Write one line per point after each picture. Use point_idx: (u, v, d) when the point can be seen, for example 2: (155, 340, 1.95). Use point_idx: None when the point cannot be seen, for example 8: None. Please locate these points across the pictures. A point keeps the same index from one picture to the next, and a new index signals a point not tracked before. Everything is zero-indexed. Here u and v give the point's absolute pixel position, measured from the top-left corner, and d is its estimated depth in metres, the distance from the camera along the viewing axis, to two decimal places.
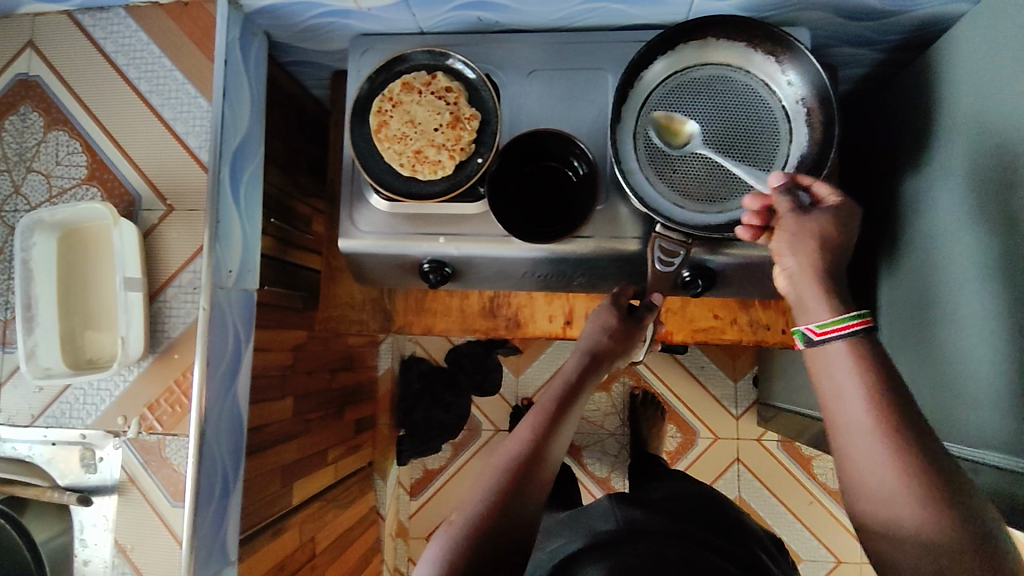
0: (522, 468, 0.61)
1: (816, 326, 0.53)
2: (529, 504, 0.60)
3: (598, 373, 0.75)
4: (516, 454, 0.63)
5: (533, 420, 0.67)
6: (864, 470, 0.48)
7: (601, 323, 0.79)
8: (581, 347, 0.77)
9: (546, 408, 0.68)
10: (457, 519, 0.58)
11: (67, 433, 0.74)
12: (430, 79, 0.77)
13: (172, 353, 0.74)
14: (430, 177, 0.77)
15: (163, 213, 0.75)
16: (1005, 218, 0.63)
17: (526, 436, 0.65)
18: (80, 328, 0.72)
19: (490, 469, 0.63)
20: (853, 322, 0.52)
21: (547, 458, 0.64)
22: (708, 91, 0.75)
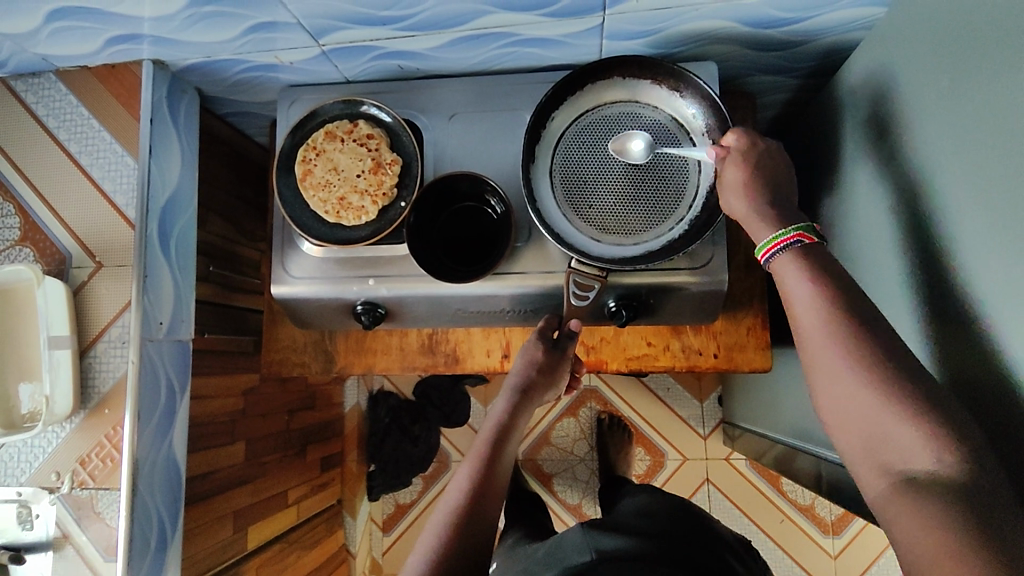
0: (458, 523, 0.65)
1: (759, 250, 0.59)
2: (472, 556, 0.63)
3: (529, 410, 0.76)
4: (455, 507, 0.66)
5: (470, 469, 0.70)
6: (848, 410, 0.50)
7: (528, 356, 0.77)
8: (508, 385, 0.77)
9: (483, 455, 0.71)
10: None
11: (3, 491, 0.75)
12: (351, 127, 0.80)
13: (102, 408, 0.74)
14: (355, 223, 0.79)
15: (92, 269, 0.77)
16: (918, 239, 0.64)
17: (465, 488, 0.68)
18: (12, 387, 0.73)
19: (434, 525, 0.66)
20: (786, 237, 0.58)
21: (482, 508, 0.67)
22: (618, 128, 0.78)
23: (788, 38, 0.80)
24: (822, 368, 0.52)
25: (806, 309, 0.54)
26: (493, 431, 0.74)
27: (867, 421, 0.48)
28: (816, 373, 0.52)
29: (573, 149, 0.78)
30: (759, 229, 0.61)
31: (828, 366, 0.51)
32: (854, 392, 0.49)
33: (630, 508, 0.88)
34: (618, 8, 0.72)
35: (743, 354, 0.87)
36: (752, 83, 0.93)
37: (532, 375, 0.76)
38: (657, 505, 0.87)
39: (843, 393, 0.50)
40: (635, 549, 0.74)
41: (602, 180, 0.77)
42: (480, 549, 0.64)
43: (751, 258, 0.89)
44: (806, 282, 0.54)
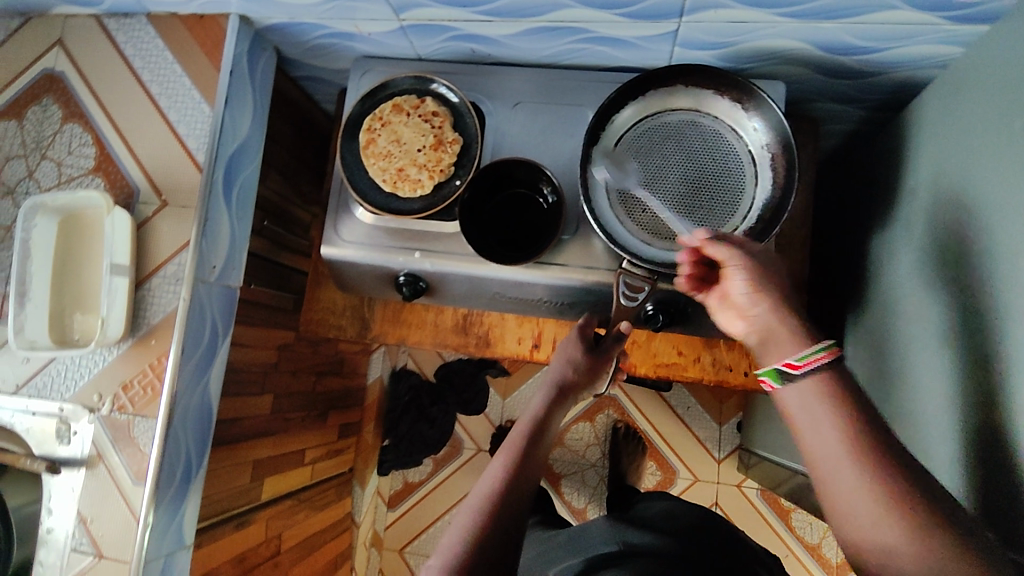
0: (490, 511, 0.66)
1: (796, 359, 0.57)
2: (503, 544, 0.64)
3: (564, 405, 0.78)
4: (489, 495, 0.67)
5: (505, 457, 0.72)
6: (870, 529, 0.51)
7: (567, 355, 0.81)
8: (548, 380, 0.80)
9: (518, 446, 0.73)
10: (436, 561, 0.64)
11: (47, 404, 0.79)
12: (418, 103, 0.82)
13: (149, 338, 0.77)
14: (409, 195, 0.81)
15: (157, 206, 0.81)
16: (982, 279, 0.63)
17: (500, 474, 0.70)
18: (70, 307, 0.77)
19: (467, 508, 0.68)
20: (822, 354, 0.56)
21: (516, 493, 0.68)
22: (678, 135, 0.78)
23: (862, 67, 0.80)
24: (844, 496, 0.53)
25: (832, 443, 0.54)
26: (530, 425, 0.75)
27: (871, 542, 0.51)
28: (831, 494, 0.54)
29: (630, 152, 0.78)
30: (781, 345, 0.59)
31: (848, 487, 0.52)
32: (875, 522, 0.51)
33: (656, 512, 0.89)
34: (695, 16, 0.73)
35: None
36: (816, 108, 0.93)
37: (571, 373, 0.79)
38: (677, 513, 0.87)
39: (862, 512, 0.52)
40: (660, 546, 0.75)
41: (657, 185, 0.77)
42: (511, 538, 0.65)
43: (795, 282, 0.88)
44: (833, 418, 0.54)
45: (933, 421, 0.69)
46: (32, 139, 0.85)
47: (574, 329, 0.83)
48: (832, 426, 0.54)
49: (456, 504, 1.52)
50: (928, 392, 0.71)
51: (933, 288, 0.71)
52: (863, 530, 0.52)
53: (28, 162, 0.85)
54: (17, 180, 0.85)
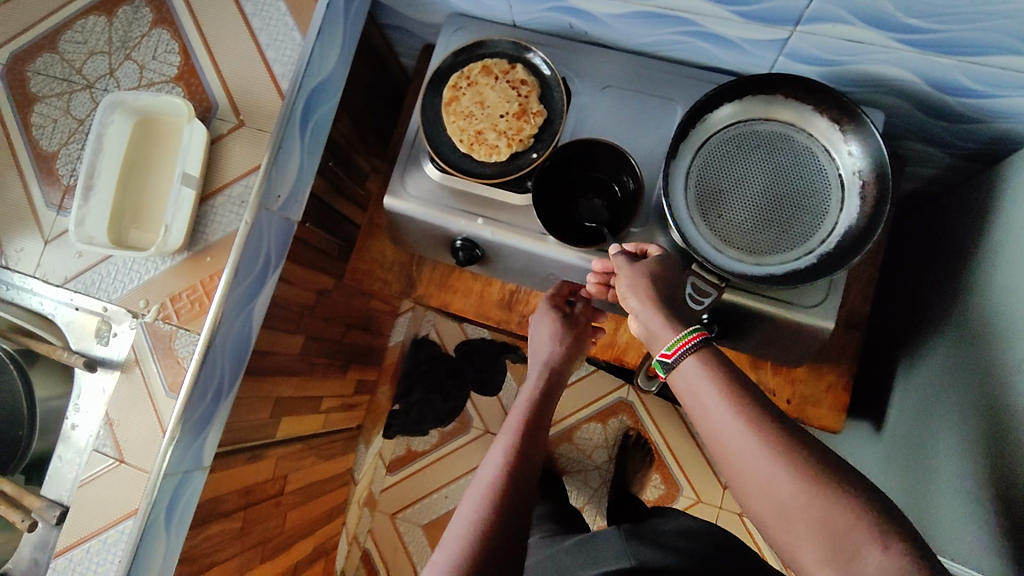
0: (499, 496, 0.65)
1: (668, 348, 0.60)
2: (514, 530, 0.63)
3: (556, 388, 0.80)
4: (495, 478, 0.66)
5: (504, 442, 0.71)
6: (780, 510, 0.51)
7: (549, 333, 0.83)
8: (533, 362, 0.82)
9: (516, 429, 0.73)
10: (442, 554, 0.61)
11: (92, 301, 0.79)
12: (509, 69, 0.81)
13: (205, 255, 0.77)
14: (482, 159, 0.80)
15: (233, 125, 0.80)
16: None
17: (501, 461, 0.68)
18: (131, 209, 0.77)
19: (470, 498, 0.66)
20: (692, 336, 0.59)
21: (519, 478, 0.67)
22: (767, 146, 0.75)
23: (966, 111, 0.77)
24: (737, 469, 0.54)
25: (720, 419, 0.55)
26: (525, 407, 0.76)
27: (784, 522, 0.51)
28: (733, 476, 0.55)
29: (716, 155, 0.76)
30: (662, 331, 0.62)
31: (753, 468, 0.52)
32: (773, 490, 0.51)
33: (673, 529, 0.88)
34: (810, 27, 0.70)
35: (815, 409, 0.85)
36: (906, 147, 0.90)
37: (555, 353, 0.82)
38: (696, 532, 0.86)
39: (772, 493, 0.51)
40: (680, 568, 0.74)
41: (738, 193, 0.74)
42: (521, 523, 0.64)
43: (853, 318, 0.86)
44: (711, 388, 0.56)
45: (988, 482, 0.67)
46: (119, 38, 0.85)
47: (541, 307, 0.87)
48: (716, 400, 0.56)
49: (455, 479, 1.52)
50: (985, 452, 0.68)
51: (1012, 347, 0.69)
52: (764, 500, 0.52)
53: (111, 61, 0.85)
54: (97, 77, 0.85)
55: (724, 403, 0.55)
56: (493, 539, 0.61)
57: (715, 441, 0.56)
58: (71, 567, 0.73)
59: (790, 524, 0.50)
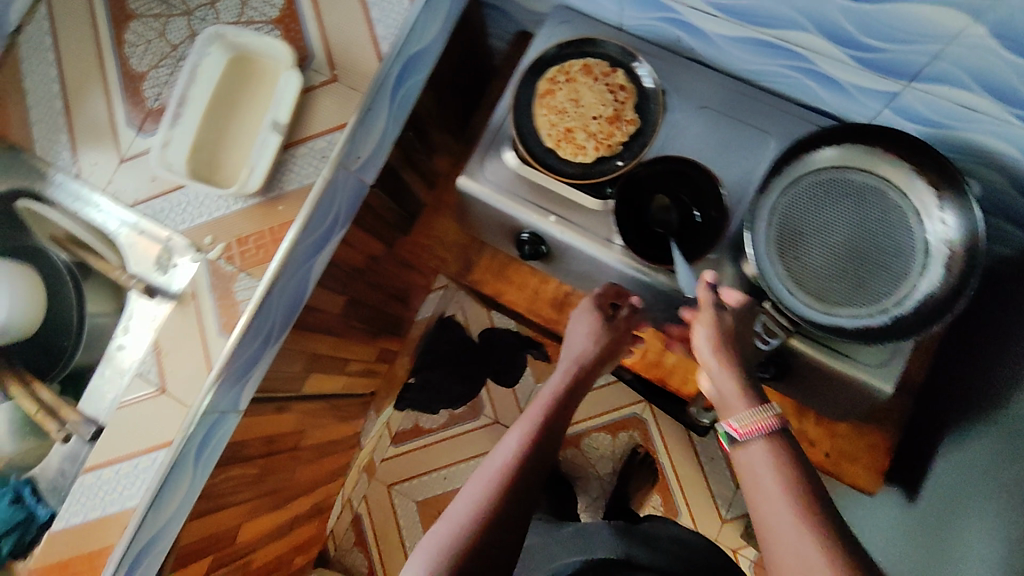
0: (506, 486, 0.63)
1: (741, 425, 0.57)
2: (514, 520, 0.62)
3: (587, 382, 0.76)
4: (506, 465, 0.65)
5: (521, 432, 0.69)
6: None
7: (590, 329, 0.79)
8: (568, 354, 0.78)
9: (538, 418, 0.70)
10: (438, 531, 0.61)
11: (158, 229, 0.79)
12: (610, 72, 0.80)
13: (277, 204, 0.76)
14: (565, 157, 0.79)
15: (326, 79, 0.79)
16: None
17: (513, 450, 0.66)
18: (212, 145, 0.77)
19: (477, 479, 0.65)
20: (772, 419, 0.56)
21: (530, 472, 0.65)
22: (858, 196, 0.72)
23: None
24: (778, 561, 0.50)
25: (772, 490, 0.52)
26: (551, 397, 0.73)
27: None
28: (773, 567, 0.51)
29: (803, 196, 0.73)
30: (734, 403, 0.59)
31: (795, 551, 0.49)
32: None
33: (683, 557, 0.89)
34: (928, 85, 0.69)
35: (852, 466, 0.85)
36: None
37: (592, 348, 0.78)
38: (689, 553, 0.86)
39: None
40: None
41: (819, 238, 0.72)
42: (522, 520, 0.63)
43: (904, 382, 0.85)
44: (772, 472, 0.53)
45: None
46: None
47: (591, 297, 0.82)
48: (773, 483, 0.53)
49: (457, 462, 1.52)
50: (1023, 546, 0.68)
51: None
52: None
53: None
54: (198, 5, 0.84)
55: (780, 480, 0.53)
56: (492, 526, 0.60)
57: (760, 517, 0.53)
58: (97, 484, 0.73)
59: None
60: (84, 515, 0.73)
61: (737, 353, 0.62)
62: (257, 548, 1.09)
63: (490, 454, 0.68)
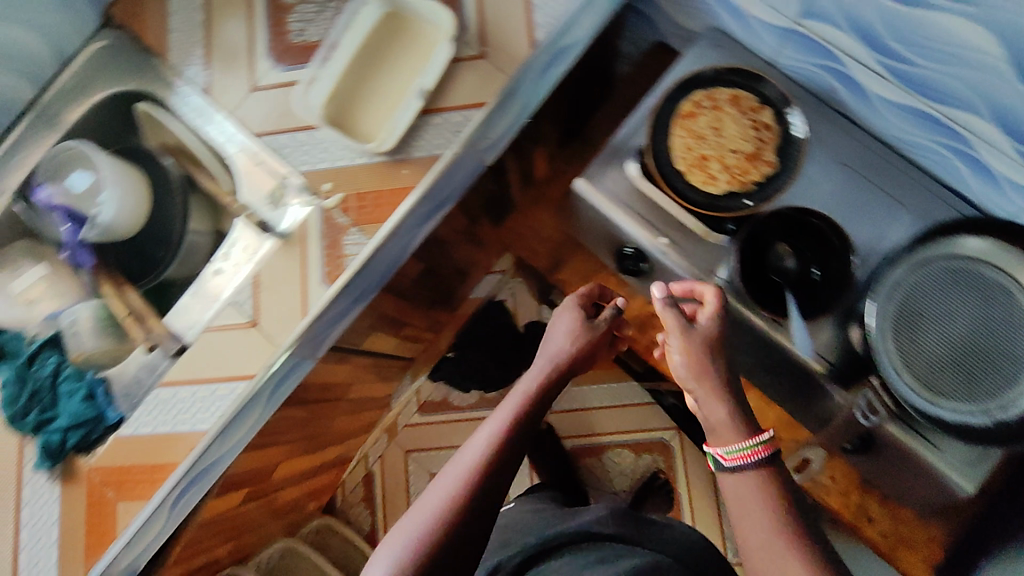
0: (477, 482, 0.63)
1: (726, 454, 0.61)
2: (486, 511, 0.63)
3: (567, 373, 0.77)
4: (481, 456, 0.65)
5: (490, 430, 0.69)
6: None
7: (568, 329, 0.79)
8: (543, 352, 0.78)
9: (509, 415, 0.70)
10: (408, 525, 0.61)
11: (279, 164, 0.79)
12: (759, 108, 0.77)
13: (401, 167, 0.76)
14: (693, 184, 0.76)
15: (472, 55, 0.76)
16: None
17: (483, 448, 0.66)
18: (351, 95, 0.78)
19: (444, 476, 0.65)
20: (758, 449, 0.60)
21: (501, 468, 0.65)
22: (992, 291, 0.62)
23: None
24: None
25: (759, 533, 0.57)
26: (531, 386, 0.74)
27: None
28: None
29: (930, 276, 0.65)
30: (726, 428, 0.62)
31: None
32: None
33: None
34: None
35: (909, 555, 0.89)
36: None
37: (574, 342, 0.78)
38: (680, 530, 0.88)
39: None
40: None
41: (937, 324, 0.64)
42: (493, 510, 0.63)
43: None
44: (761, 506, 0.58)
45: None
46: None
47: (574, 299, 0.83)
48: (767, 524, 0.57)
49: None
50: None
51: None
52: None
53: None
54: None
55: (765, 528, 0.57)
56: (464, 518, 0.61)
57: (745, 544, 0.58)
58: (173, 401, 0.74)
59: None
60: (154, 426, 0.74)
61: (731, 381, 0.64)
62: (285, 488, 1.10)
63: (466, 443, 0.69)
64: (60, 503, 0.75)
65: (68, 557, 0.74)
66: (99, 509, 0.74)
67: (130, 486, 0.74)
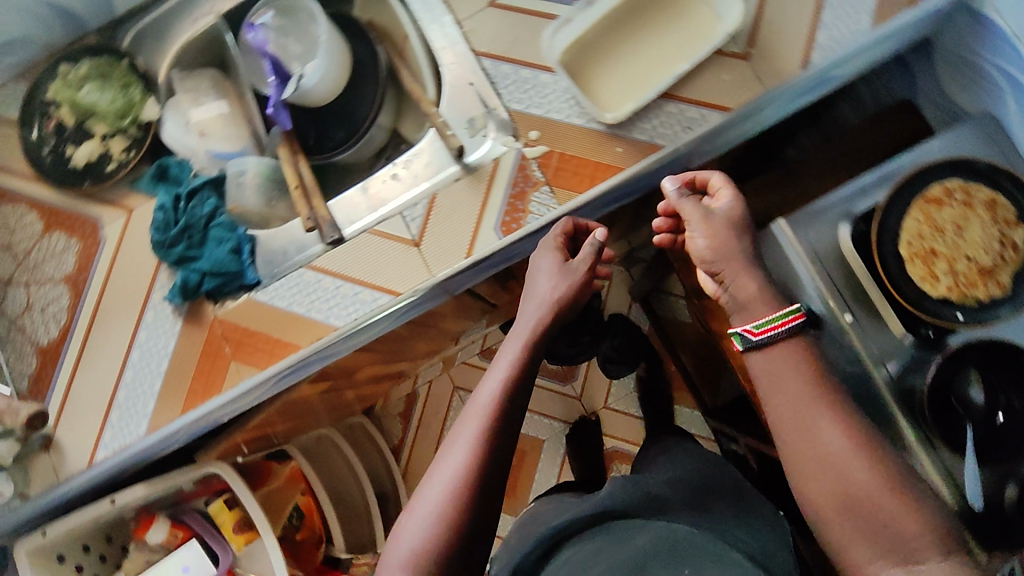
0: (484, 456, 0.56)
1: (755, 328, 0.56)
2: (499, 482, 0.57)
3: (571, 309, 0.64)
4: (480, 426, 0.57)
5: (489, 393, 0.59)
6: (817, 474, 0.53)
7: (554, 263, 0.64)
8: (532, 288, 0.65)
9: (507, 372, 0.60)
10: (423, 501, 0.56)
11: (490, 91, 0.74)
12: (1014, 224, 0.68)
13: (615, 144, 0.70)
14: (909, 274, 0.69)
15: (735, 53, 0.69)
16: None
17: (482, 420, 0.58)
18: (593, 48, 0.74)
19: (448, 448, 0.58)
20: (785, 319, 0.56)
21: (505, 436, 0.58)
22: None
23: None
24: (817, 480, 0.53)
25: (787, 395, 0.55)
26: (529, 332, 0.62)
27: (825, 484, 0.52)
28: (806, 485, 0.54)
29: None
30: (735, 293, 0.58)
31: (829, 456, 0.53)
32: (846, 487, 0.51)
33: None
34: None
35: None
36: None
37: (572, 281, 0.63)
38: (681, 489, 0.71)
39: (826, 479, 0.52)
40: None
41: None
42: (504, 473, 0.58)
43: None
44: (795, 373, 0.55)
45: None
46: None
47: (557, 229, 0.67)
48: (795, 389, 0.55)
49: None
50: None
51: None
52: (832, 496, 0.52)
53: None
54: None
55: (793, 398, 0.55)
56: (477, 499, 0.55)
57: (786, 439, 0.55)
58: (314, 286, 0.75)
59: (859, 531, 0.51)
60: (289, 303, 0.75)
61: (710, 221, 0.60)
62: (351, 388, 1.09)
63: (467, 405, 0.60)
64: (178, 338, 0.77)
65: (171, 391, 0.76)
66: (213, 358, 0.76)
67: (248, 350, 0.75)
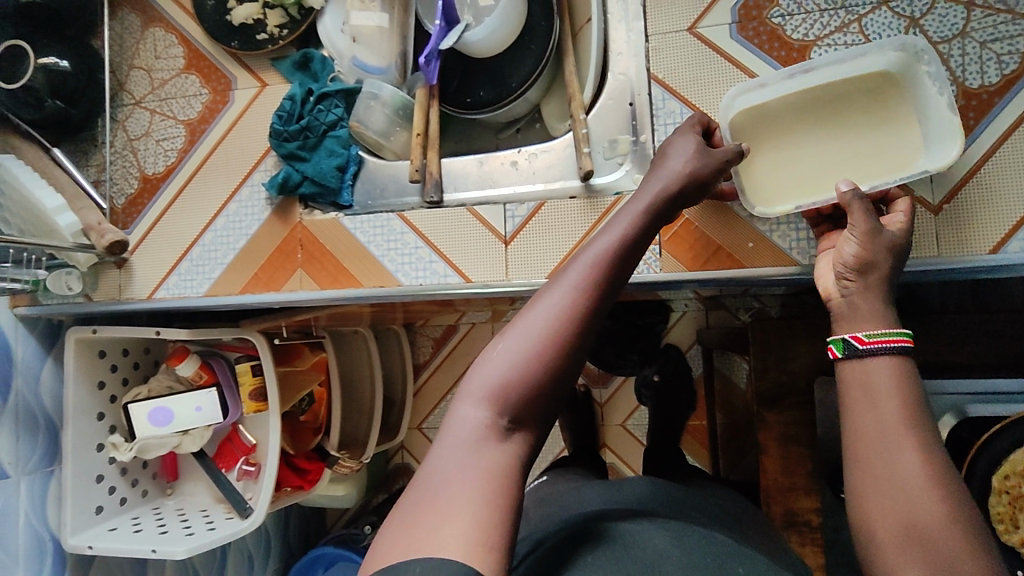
0: (592, 301, 0.46)
1: (864, 334, 0.46)
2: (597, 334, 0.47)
3: (695, 197, 0.55)
4: (590, 264, 0.47)
5: (605, 238, 0.49)
6: (882, 493, 0.42)
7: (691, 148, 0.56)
8: (669, 160, 0.56)
9: (630, 225, 0.50)
10: (507, 338, 0.46)
11: (643, 124, 0.71)
12: None
13: (746, 240, 0.67)
14: (988, 503, 0.66)
15: (926, 201, 0.61)
16: None
17: (593, 258, 0.48)
18: (776, 120, 0.63)
19: (546, 286, 0.48)
20: (896, 341, 0.46)
21: (615, 287, 0.48)
22: None
23: None
24: (879, 502, 0.42)
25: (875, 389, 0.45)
26: (652, 199, 0.52)
27: (892, 520, 0.41)
28: (865, 504, 0.43)
29: None
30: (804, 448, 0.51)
31: (899, 486, 0.41)
32: (913, 518, 0.40)
33: None
34: None
35: None
36: None
37: (707, 164, 0.55)
38: (712, 516, 0.58)
39: (893, 502, 0.41)
40: None
41: None
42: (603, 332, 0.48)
43: None
44: (893, 391, 0.44)
45: None
46: None
47: (692, 121, 0.59)
48: (892, 411, 0.43)
49: None
50: None
51: None
52: (895, 523, 0.40)
53: None
54: None
55: (888, 399, 0.44)
56: (574, 353, 0.45)
57: (854, 439, 0.44)
58: (395, 236, 0.74)
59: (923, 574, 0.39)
60: (368, 240, 0.75)
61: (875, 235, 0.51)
62: None
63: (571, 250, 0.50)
64: (262, 224, 0.79)
65: (239, 268, 0.78)
66: (284, 258, 0.77)
67: (318, 264, 0.76)
